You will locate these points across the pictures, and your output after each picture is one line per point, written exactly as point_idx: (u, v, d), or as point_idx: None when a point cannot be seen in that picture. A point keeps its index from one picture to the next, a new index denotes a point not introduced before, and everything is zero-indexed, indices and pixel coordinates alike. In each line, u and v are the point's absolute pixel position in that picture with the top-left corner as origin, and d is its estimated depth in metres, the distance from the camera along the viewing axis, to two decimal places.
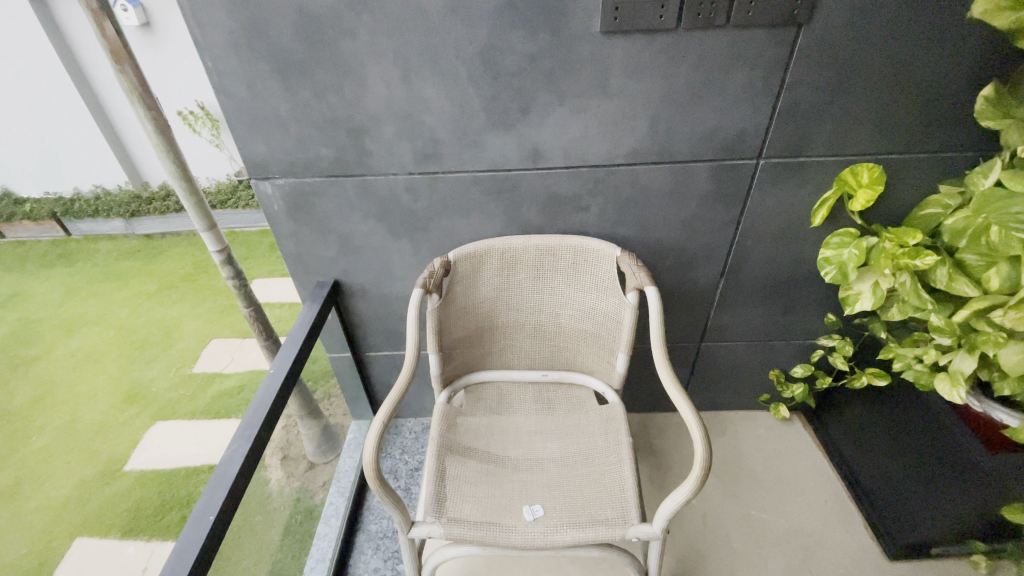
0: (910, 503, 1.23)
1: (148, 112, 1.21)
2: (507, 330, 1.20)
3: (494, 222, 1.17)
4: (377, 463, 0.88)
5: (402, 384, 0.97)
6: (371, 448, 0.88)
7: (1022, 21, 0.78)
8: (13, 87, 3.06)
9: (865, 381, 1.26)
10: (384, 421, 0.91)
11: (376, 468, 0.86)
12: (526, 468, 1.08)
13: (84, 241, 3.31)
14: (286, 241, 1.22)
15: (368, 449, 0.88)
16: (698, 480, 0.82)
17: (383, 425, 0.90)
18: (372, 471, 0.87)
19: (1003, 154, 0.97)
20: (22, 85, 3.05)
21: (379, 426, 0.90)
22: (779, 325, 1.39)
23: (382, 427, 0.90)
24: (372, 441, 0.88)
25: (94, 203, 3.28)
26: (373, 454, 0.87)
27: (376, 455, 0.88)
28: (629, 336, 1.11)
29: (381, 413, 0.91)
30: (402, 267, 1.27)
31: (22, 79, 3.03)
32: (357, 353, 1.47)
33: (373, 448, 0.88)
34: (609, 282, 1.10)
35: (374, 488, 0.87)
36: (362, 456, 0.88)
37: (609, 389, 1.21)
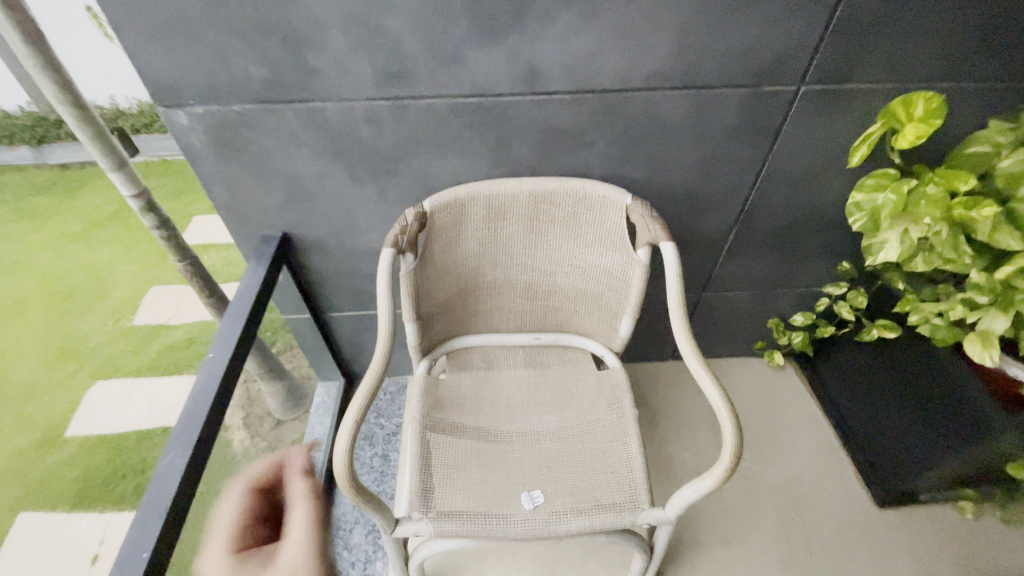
0: (906, 454, 1.20)
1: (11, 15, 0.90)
2: (494, 289, 1.03)
3: (478, 162, 0.95)
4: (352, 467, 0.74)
5: (376, 369, 0.80)
6: (342, 451, 0.73)
7: None
8: None
9: (876, 334, 1.18)
10: (357, 417, 0.75)
11: (351, 474, 0.72)
12: (521, 445, 0.96)
13: None
14: (217, 186, 0.97)
15: (339, 452, 0.73)
16: (725, 472, 0.72)
17: (357, 424, 0.75)
18: (346, 478, 0.73)
19: None
20: None
21: (350, 425, 0.74)
22: (788, 273, 1.27)
23: (356, 426, 0.74)
24: (344, 441, 0.73)
25: None
26: (345, 459, 0.73)
27: (350, 459, 0.73)
28: (637, 298, 0.96)
29: (352, 408, 0.75)
30: (365, 217, 1.05)
31: None
32: (317, 314, 1.28)
33: (345, 451, 0.73)
34: (616, 236, 0.93)
35: (349, 495, 0.73)
36: (333, 461, 0.73)
37: (609, 352, 1.07)
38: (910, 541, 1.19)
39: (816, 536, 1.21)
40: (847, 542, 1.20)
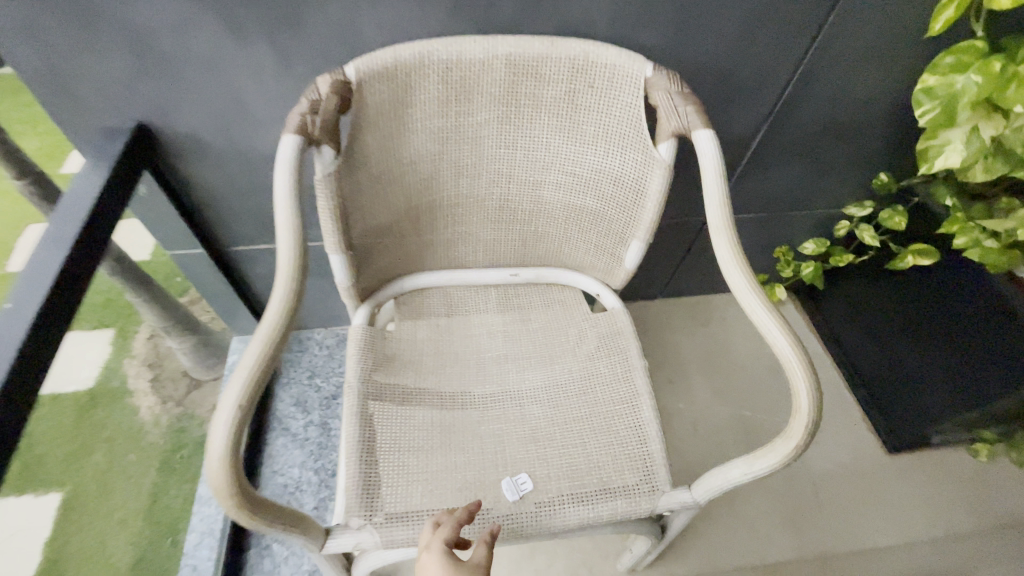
0: (927, 397, 1.06)
1: None
2: (455, 208, 0.75)
3: (428, 11, 0.64)
4: (241, 479, 0.44)
5: (275, 318, 0.49)
6: (219, 455, 0.43)
7: None
8: None
9: (910, 261, 0.99)
10: (245, 397, 0.45)
11: (237, 490, 0.43)
12: (497, 413, 0.72)
13: None
14: (9, 39, 0.61)
15: (213, 457, 0.43)
16: (797, 448, 0.52)
17: (243, 407, 0.45)
18: (230, 497, 0.43)
19: None
20: None
21: (232, 409, 0.44)
22: (811, 190, 1.05)
23: (242, 411, 0.44)
24: (221, 439, 0.43)
25: None
26: (224, 469, 0.43)
27: (235, 468, 0.43)
28: (654, 215, 0.71)
29: (234, 381, 0.45)
30: (264, 100, 0.72)
31: None
32: (215, 247, 0.95)
33: (225, 455, 0.43)
34: (628, 125, 0.66)
35: (241, 522, 0.45)
36: (205, 471, 0.43)
37: (605, 289, 0.83)
38: (923, 489, 1.08)
39: (827, 491, 1.07)
40: (860, 494, 1.07)
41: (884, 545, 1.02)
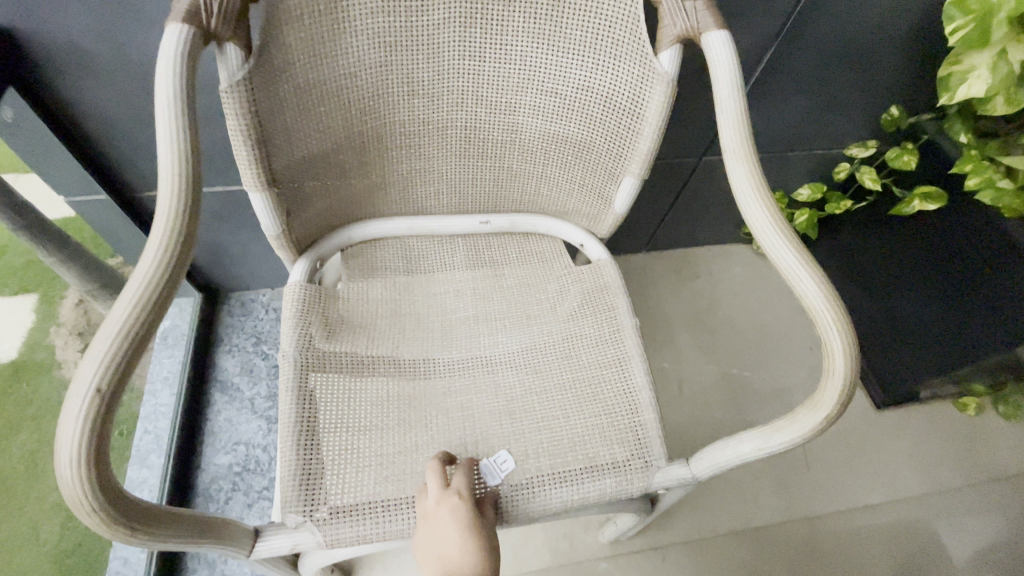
0: (918, 352, 1.01)
1: None
2: (410, 137, 0.61)
3: None
4: (110, 487, 0.33)
5: (152, 272, 0.36)
6: (71, 460, 0.31)
7: None
8: None
9: (915, 207, 0.91)
10: (109, 379, 0.33)
11: (102, 503, 0.32)
12: (466, 382, 0.61)
13: None
14: None
15: (61, 463, 0.31)
16: (828, 418, 0.43)
17: (106, 393, 0.33)
18: (96, 512, 0.32)
19: None
20: None
21: (86, 397, 0.32)
22: (814, 126, 0.95)
23: (103, 398, 0.32)
24: (73, 437, 0.31)
25: None
26: (78, 479, 0.31)
27: (98, 475, 0.32)
28: (650, 147, 0.59)
29: (89, 358, 0.33)
30: None
31: None
32: (126, 191, 0.80)
33: (79, 458, 0.31)
34: (621, 28, 0.54)
35: (119, 542, 0.34)
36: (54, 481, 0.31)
37: (591, 239, 0.72)
38: (912, 446, 1.04)
39: (816, 450, 1.03)
40: (848, 452, 1.03)
41: (872, 503, 0.98)
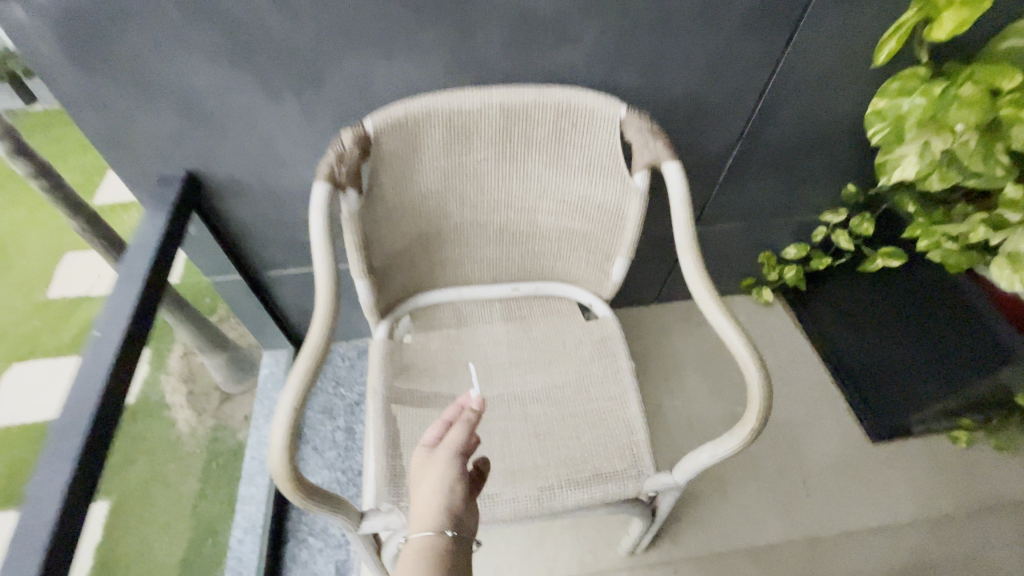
0: (903, 387, 1.15)
1: None
2: (462, 233, 0.85)
3: (431, 68, 0.73)
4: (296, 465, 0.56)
5: (318, 336, 0.62)
6: (279, 447, 0.55)
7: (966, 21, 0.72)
8: None
9: (879, 263, 1.07)
10: (298, 400, 0.58)
11: (293, 474, 0.55)
12: (503, 412, 0.82)
13: None
14: (81, 109, 0.71)
15: (276, 449, 0.55)
16: (751, 432, 0.62)
17: (296, 408, 0.58)
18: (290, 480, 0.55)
19: None
20: None
21: (288, 411, 0.57)
22: (788, 200, 1.14)
23: (296, 410, 0.57)
24: (282, 434, 0.56)
25: None
26: (284, 459, 0.55)
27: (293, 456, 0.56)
28: (633, 236, 0.82)
29: (289, 388, 0.58)
30: (291, 147, 0.81)
31: None
32: (249, 273, 1.06)
33: (285, 446, 0.55)
34: (607, 159, 0.77)
35: (298, 501, 0.57)
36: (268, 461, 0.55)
37: (597, 300, 0.93)
38: (907, 477, 1.15)
39: (815, 480, 1.15)
40: (847, 482, 1.15)
41: (867, 527, 1.09)
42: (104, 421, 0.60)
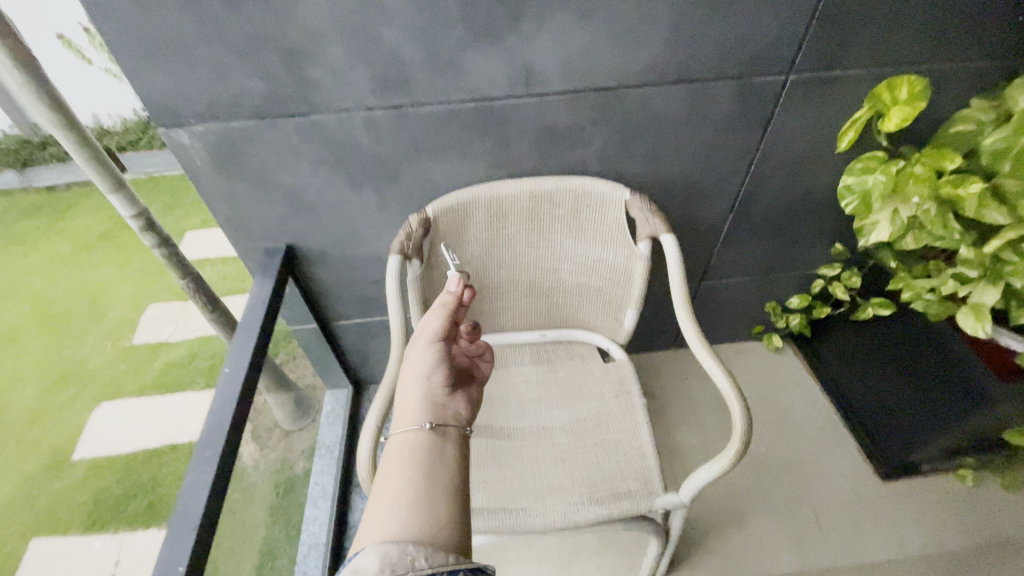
0: (903, 430, 1.23)
1: (31, 82, 0.92)
2: (500, 290, 1.05)
3: (478, 166, 0.95)
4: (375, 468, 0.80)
5: (391, 376, 0.84)
6: (365, 455, 0.79)
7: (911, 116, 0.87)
8: None
9: (870, 312, 1.20)
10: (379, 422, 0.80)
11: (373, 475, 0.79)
12: (535, 441, 0.98)
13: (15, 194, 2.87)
14: (217, 203, 0.95)
15: (363, 457, 0.79)
16: (738, 452, 0.77)
17: (378, 428, 0.80)
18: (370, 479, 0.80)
19: (1004, 104, 0.91)
20: None
21: (371, 432, 0.79)
22: (784, 258, 1.30)
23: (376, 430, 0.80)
24: (367, 447, 0.79)
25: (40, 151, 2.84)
26: (369, 462, 0.79)
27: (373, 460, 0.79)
28: (640, 291, 1.01)
29: (371, 413, 0.81)
30: (368, 225, 1.04)
31: None
32: (322, 323, 1.28)
33: (370, 456, 0.79)
34: (616, 231, 0.96)
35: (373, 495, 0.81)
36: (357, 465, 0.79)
37: (614, 344, 1.10)
38: (915, 512, 1.22)
39: (826, 514, 1.23)
40: (857, 517, 1.22)
41: (878, 560, 1.16)
42: (231, 439, 0.79)
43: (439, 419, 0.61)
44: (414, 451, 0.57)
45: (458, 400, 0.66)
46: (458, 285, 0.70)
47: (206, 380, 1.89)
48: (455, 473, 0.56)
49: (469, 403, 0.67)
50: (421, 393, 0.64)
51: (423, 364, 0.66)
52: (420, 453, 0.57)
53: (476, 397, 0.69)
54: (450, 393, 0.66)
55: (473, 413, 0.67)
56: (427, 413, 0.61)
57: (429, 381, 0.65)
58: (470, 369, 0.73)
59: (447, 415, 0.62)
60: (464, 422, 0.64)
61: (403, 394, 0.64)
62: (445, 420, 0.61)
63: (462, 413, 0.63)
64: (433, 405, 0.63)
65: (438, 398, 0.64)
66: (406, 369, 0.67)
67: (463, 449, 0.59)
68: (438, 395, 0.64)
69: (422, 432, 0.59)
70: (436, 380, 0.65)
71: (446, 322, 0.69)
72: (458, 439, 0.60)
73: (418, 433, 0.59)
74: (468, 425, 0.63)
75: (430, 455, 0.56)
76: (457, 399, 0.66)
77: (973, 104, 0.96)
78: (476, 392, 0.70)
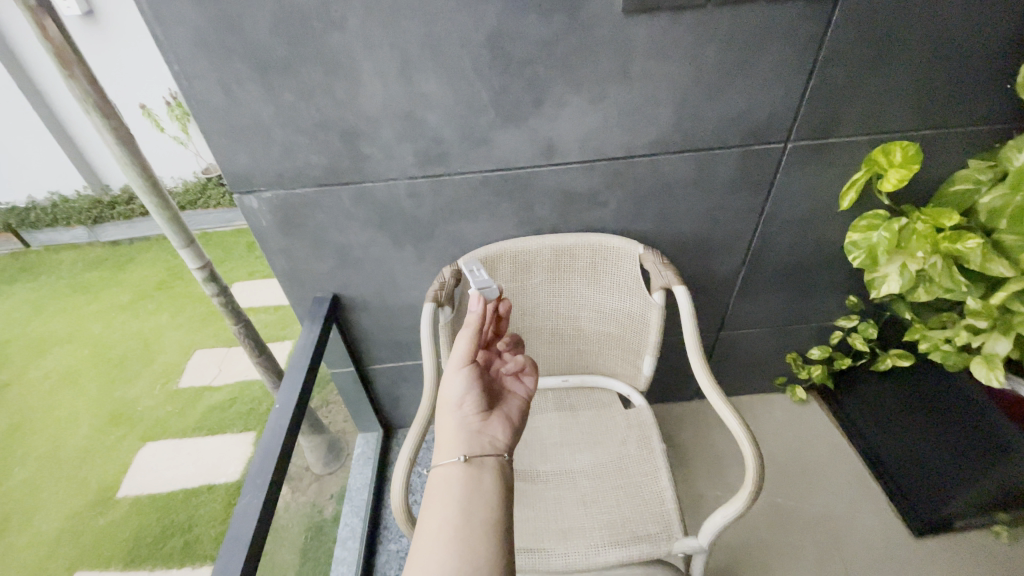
0: (932, 483, 1.20)
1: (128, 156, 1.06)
2: (525, 337, 1.13)
3: (505, 224, 1.06)
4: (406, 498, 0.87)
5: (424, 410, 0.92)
6: (399, 486, 0.86)
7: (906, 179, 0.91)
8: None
9: (890, 363, 1.22)
10: (411, 453, 0.88)
11: (404, 507, 0.85)
12: (557, 483, 1.02)
13: (85, 247, 3.17)
14: (276, 257, 1.08)
15: (396, 488, 0.86)
16: (753, 492, 0.81)
17: (410, 460, 0.88)
18: (403, 511, 0.86)
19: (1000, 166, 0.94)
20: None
21: (405, 462, 0.88)
22: (799, 310, 1.34)
23: (409, 461, 0.88)
24: (400, 478, 0.87)
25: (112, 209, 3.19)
26: (402, 492, 0.86)
27: (405, 490, 0.87)
28: (656, 339, 1.06)
29: (407, 443, 0.89)
30: (405, 276, 1.15)
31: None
32: (359, 367, 1.38)
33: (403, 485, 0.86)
34: (632, 283, 1.05)
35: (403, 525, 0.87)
36: (390, 496, 0.86)
37: (634, 391, 1.15)
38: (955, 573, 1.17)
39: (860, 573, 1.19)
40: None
41: None
42: (279, 470, 0.87)
43: (477, 448, 0.64)
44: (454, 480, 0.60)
45: (494, 426, 0.68)
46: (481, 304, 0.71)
47: (245, 423, 1.99)
48: (495, 502, 0.58)
49: (506, 426, 0.70)
50: (457, 423, 0.67)
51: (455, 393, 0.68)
52: (460, 485, 0.59)
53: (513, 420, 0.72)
54: (485, 420, 0.68)
55: (510, 436, 0.69)
56: (463, 443, 0.64)
57: (464, 411, 0.68)
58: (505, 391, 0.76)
59: (484, 443, 0.65)
60: (502, 448, 0.67)
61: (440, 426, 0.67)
62: (481, 449, 0.64)
63: (498, 439, 0.66)
64: (469, 436, 0.65)
65: (474, 426, 0.67)
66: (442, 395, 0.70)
67: (500, 476, 0.62)
68: (474, 423, 0.67)
69: (459, 463, 0.61)
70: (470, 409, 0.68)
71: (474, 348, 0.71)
72: (496, 466, 0.63)
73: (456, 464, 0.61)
74: (506, 450, 0.66)
75: (469, 486, 0.59)
76: (493, 425, 0.68)
77: (971, 165, 1.00)
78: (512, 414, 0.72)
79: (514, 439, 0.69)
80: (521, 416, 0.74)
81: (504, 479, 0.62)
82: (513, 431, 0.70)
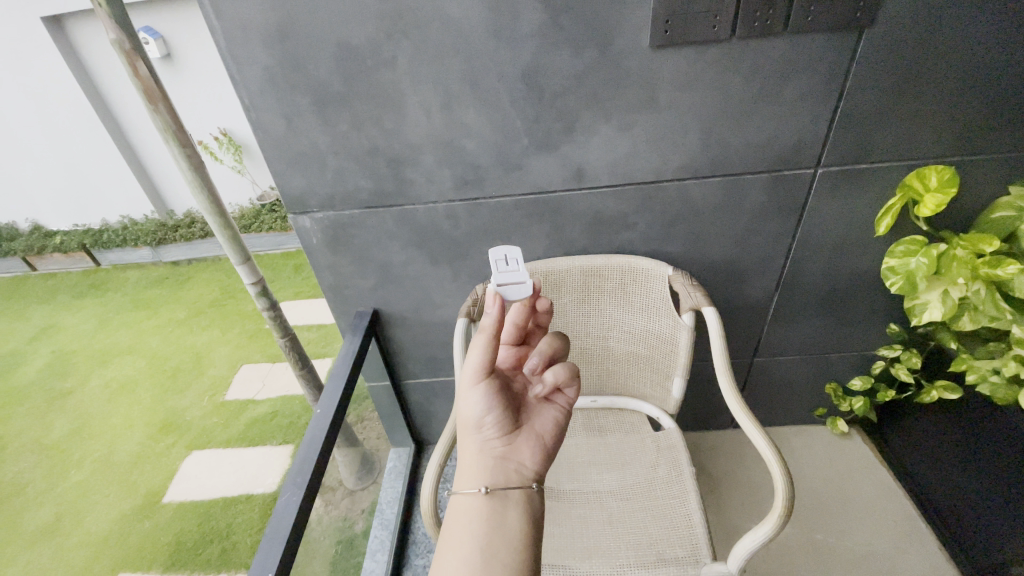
0: (984, 530, 1.13)
1: (198, 179, 1.17)
2: None
3: (537, 245, 1.11)
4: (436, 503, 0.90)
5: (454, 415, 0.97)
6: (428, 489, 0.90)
7: (945, 204, 0.91)
8: (88, 130, 3.42)
9: (936, 395, 1.17)
10: (440, 458, 0.93)
11: (433, 512, 0.89)
12: (584, 501, 1.03)
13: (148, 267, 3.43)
14: (323, 273, 1.16)
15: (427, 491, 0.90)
16: (782, 516, 0.80)
17: (440, 465, 0.92)
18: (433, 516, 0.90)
19: None
20: (83, 129, 3.42)
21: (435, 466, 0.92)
22: (836, 337, 1.31)
23: (439, 466, 0.92)
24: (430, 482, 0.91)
25: (176, 233, 3.47)
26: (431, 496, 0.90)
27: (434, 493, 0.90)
28: (686, 361, 1.07)
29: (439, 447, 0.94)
30: (441, 294, 1.21)
31: (84, 124, 3.41)
32: (394, 382, 1.43)
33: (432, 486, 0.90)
34: (661, 303, 1.07)
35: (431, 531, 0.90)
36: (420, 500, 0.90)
37: (664, 414, 1.15)
38: None
39: None
40: None
41: None
42: (317, 472, 0.92)
43: (501, 479, 0.60)
44: (474, 516, 0.57)
45: (521, 449, 0.63)
46: (495, 311, 0.60)
47: (284, 435, 2.07)
48: (520, 541, 0.56)
49: (535, 447, 0.64)
50: (479, 447, 0.62)
51: (473, 414, 0.62)
52: (479, 522, 0.57)
53: (545, 437, 0.66)
54: (511, 443, 0.63)
55: (539, 456, 0.64)
56: (485, 473, 0.60)
57: (485, 433, 0.63)
58: (536, 399, 0.68)
59: (509, 473, 0.60)
60: (531, 475, 0.62)
61: (462, 449, 0.63)
62: (505, 481, 0.60)
63: (524, 467, 0.61)
64: (491, 465, 0.61)
65: (497, 452, 0.62)
66: (459, 411, 0.64)
67: (528, 510, 0.58)
68: (497, 448, 0.62)
69: (480, 497, 0.58)
70: (492, 431, 0.63)
71: (494, 357, 0.63)
72: (522, 499, 0.59)
73: (476, 498, 0.58)
74: (534, 479, 0.61)
75: (492, 524, 0.56)
76: (520, 448, 0.63)
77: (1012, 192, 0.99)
78: (546, 430, 0.66)
79: (543, 462, 0.64)
80: (559, 430, 0.67)
81: (530, 513, 0.58)
82: (545, 452, 0.65)
